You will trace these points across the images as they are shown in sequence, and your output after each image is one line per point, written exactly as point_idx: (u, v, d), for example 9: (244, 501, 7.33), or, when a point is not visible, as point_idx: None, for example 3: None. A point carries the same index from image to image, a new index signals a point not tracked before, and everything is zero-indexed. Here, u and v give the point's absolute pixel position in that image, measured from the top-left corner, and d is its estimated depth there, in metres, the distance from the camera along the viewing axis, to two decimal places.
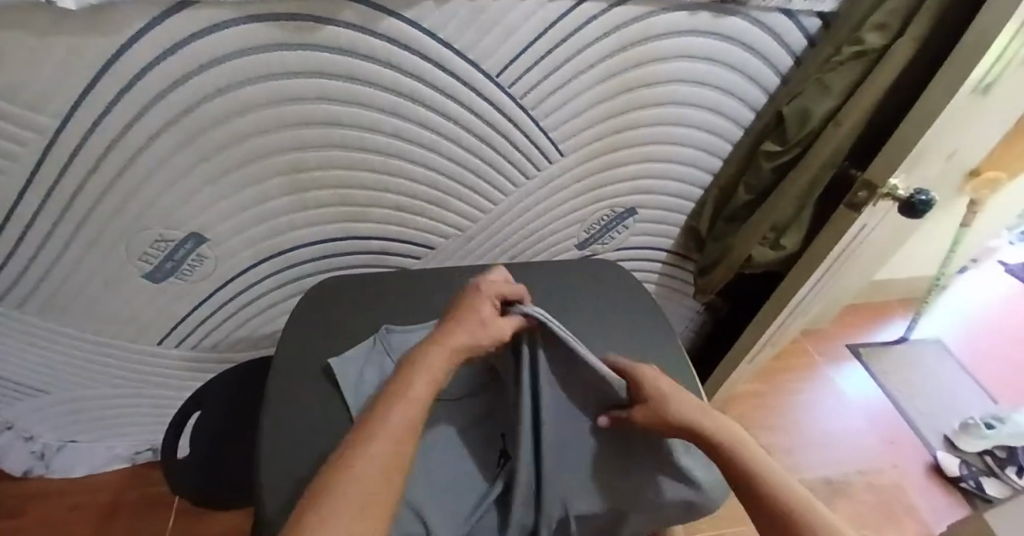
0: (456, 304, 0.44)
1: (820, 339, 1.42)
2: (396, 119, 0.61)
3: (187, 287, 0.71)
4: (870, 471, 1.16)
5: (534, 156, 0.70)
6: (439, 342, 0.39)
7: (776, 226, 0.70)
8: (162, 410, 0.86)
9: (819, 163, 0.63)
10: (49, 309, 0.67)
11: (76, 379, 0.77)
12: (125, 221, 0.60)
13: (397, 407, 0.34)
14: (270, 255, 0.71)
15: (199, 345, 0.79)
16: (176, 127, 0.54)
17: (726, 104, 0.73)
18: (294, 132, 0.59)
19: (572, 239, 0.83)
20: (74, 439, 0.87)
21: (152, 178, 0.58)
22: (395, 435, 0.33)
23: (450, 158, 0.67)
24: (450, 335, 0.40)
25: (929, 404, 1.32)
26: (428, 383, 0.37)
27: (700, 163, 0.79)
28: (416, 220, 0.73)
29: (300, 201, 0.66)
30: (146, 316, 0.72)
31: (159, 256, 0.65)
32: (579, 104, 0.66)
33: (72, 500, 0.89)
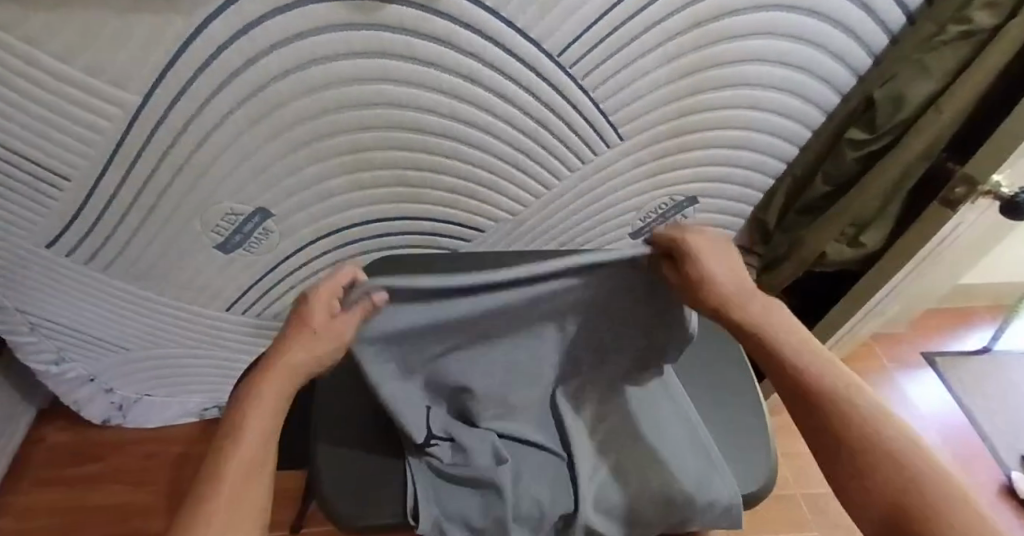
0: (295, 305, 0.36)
1: (890, 344, 1.33)
2: (455, 101, 0.61)
3: (252, 259, 0.74)
4: None
5: (593, 141, 0.68)
6: (282, 353, 0.34)
7: (856, 221, 0.65)
8: (228, 372, 0.91)
9: (913, 156, 0.58)
10: (131, 274, 0.72)
11: (153, 340, 0.83)
12: (198, 194, 0.63)
13: (244, 436, 0.30)
14: (329, 231, 0.73)
15: (263, 314, 0.83)
16: (246, 105, 0.56)
17: (808, 85, 0.68)
18: (355, 112, 0.60)
19: (628, 228, 0.81)
20: (150, 394, 0.93)
21: (223, 155, 0.60)
22: (257, 448, 0.31)
23: (507, 141, 0.66)
24: (294, 343, 0.34)
25: (1010, 420, 1.21)
26: (270, 409, 0.32)
27: (775, 150, 0.74)
28: (470, 203, 0.73)
29: (358, 180, 0.67)
30: (215, 285, 0.76)
31: (228, 229, 0.69)
32: (644, 88, 0.63)
33: (148, 450, 0.96)
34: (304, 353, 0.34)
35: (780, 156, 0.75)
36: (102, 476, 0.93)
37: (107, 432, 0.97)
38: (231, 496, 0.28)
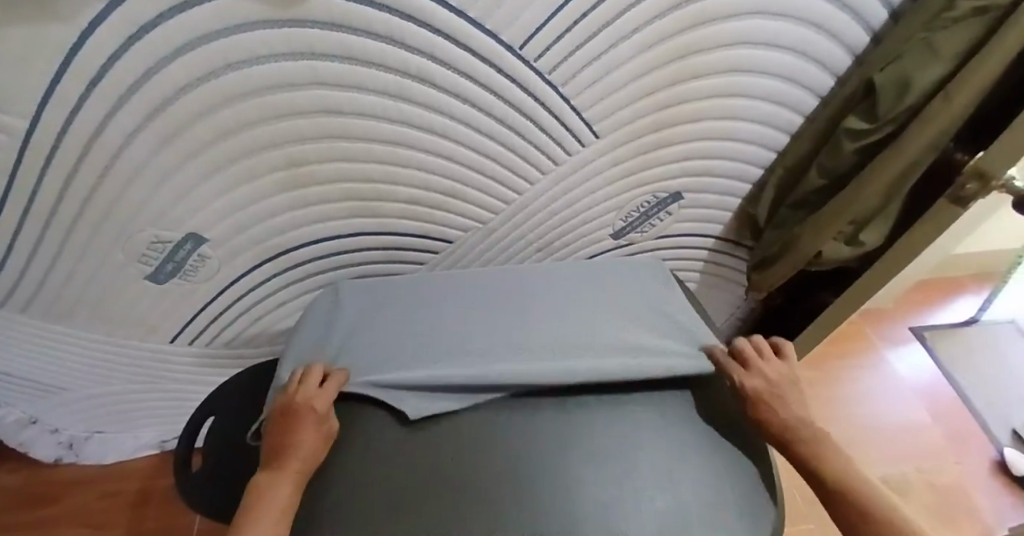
0: (285, 414, 0.43)
1: (878, 320, 1.30)
2: (404, 103, 0.53)
3: (193, 287, 0.66)
4: (929, 468, 1.07)
5: (566, 139, 0.61)
6: (298, 435, 0.42)
7: (856, 219, 0.59)
8: (183, 402, 0.84)
9: (918, 147, 0.52)
10: (53, 312, 0.64)
11: (92, 377, 0.75)
12: (117, 224, 0.55)
13: (277, 497, 0.37)
14: (277, 252, 0.65)
15: (213, 343, 0.76)
16: (158, 121, 0.47)
17: (800, 68, 0.62)
18: (288, 121, 0.51)
19: (607, 229, 0.75)
20: (100, 430, 0.86)
21: (139, 178, 0.51)
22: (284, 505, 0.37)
23: (468, 146, 0.59)
24: (299, 430, 0.42)
25: (996, 393, 1.20)
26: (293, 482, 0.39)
27: (764, 140, 0.68)
28: (433, 213, 0.66)
29: (303, 197, 0.60)
30: (154, 317, 0.68)
31: (159, 257, 0.60)
32: (620, 77, 0.56)
33: (104, 488, 0.90)
34: (311, 413, 0.43)
35: (771, 146, 0.70)
36: (53, 522, 0.86)
37: (58, 472, 0.90)
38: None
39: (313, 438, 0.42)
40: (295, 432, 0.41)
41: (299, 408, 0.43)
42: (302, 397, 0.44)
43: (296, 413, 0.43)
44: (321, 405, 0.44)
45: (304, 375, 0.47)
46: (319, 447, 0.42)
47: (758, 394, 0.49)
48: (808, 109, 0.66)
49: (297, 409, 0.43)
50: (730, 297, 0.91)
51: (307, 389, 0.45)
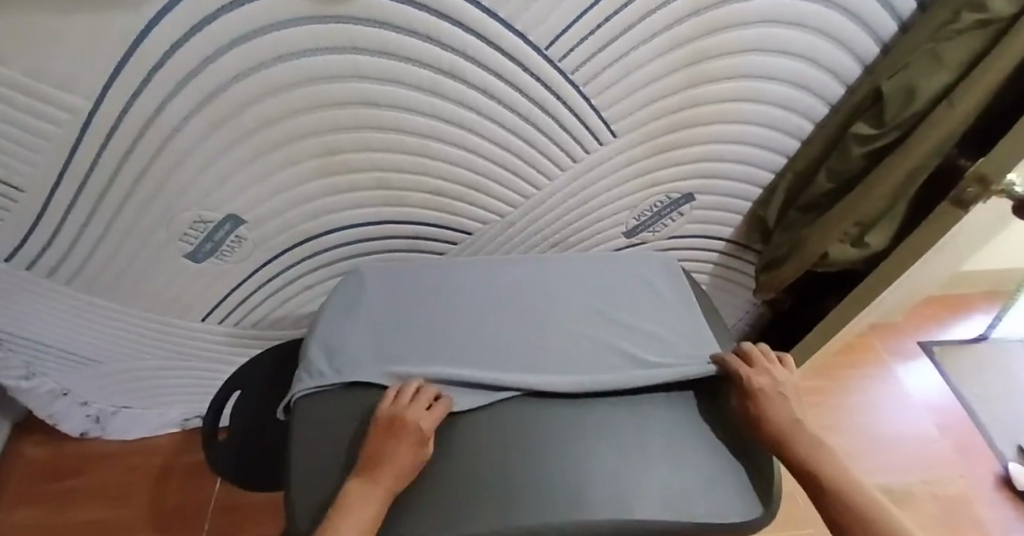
0: (384, 427, 0.43)
1: (886, 333, 1.31)
2: (435, 97, 0.56)
3: (226, 268, 0.70)
4: (935, 480, 1.08)
5: (586, 137, 0.64)
6: (387, 448, 0.42)
7: (862, 220, 0.62)
8: (207, 381, 0.88)
9: (922, 152, 0.54)
10: (96, 286, 0.68)
11: (125, 351, 0.79)
12: (162, 203, 0.59)
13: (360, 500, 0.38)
14: (307, 237, 0.69)
15: (240, 323, 0.79)
16: (211, 106, 0.51)
17: (810, 76, 0.65)
18: (328, 111, 0.55)
19: (621, 227, 0.78)
20: (127, 406, 0.90)
21: (187, 159, 0.55)
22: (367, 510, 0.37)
23: (493, 140, 0.62)
24: (391, 443, 0.42)
25: (1005, 410, 1.20)
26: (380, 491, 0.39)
27: (775, 145, 0.71)
28: (456, 205, 0.69)
29: (335, 184, 0.63)
30: (188, 295, 0.72)
31: (198, 237, 0.64)
32: (639, 79, 0.59)
33: (127, 463, 0.93)
34: (410, 430, 0.43)
35: (782, 151, 0.72)
36: (78, 493, 0.89)
37: (83, 446, 0.94)
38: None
39: (404, 454, 0.42)
40: (393, 443, 0.42)
41: (398, 422, 0.44)
42: (398, 412, 0.45)
43: (393, 427, 0.43)
44: (423, 428, 0.44)
45: (414, 395, 0.47)
46: (409, 463, 0.41)
47: (767, 392, 0.50)
48: (818, 116, 0.69)
49: (401, 426, 0.43)
50: (739, 299, 0.93)
51: (414, 408, 0.46)
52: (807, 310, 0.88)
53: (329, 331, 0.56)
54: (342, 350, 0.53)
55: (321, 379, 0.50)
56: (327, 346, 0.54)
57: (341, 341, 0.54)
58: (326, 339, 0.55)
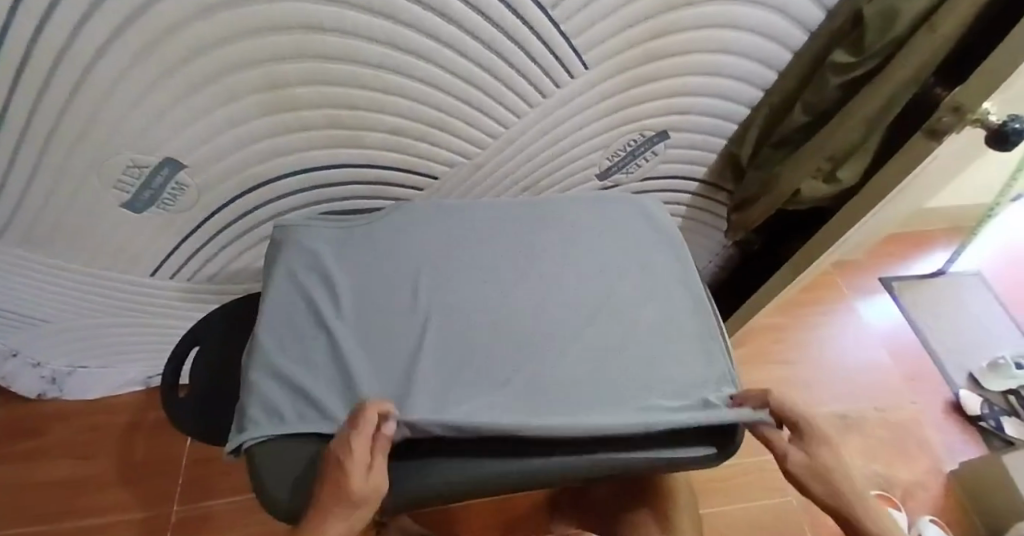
0: (328, 482, 0.35)
1: (851, 271, 1.35)
2: (388, 22, 0.51)
3: (173, 218, 0.65)
4: (888, 407, 1.13)
5: (554, 69, 0.60)
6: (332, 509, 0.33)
7: (835, 155, 0.60)
8: (167, 337, 0.85)
9: (899, 80, 0.52)
10: (28, 240, 0.62)
11: (72, 309, 0.75)
12: (92, 147, 0.53)
13: None
14: (258, 183, 0.64)
15: (195, 277, 0.75)
16: (130, 33, 0.45)
17: (790, 0, 0.61)
18: (266, 38, 0.49)
19: (593, 168, 0.75)
20: (84, 365, 0.87)
21: (112, 95, 0.49)
22: None
23: (454, 72, 0.58)
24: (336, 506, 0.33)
25: (958, 341, 1.26)
26: None
27: (751, 77, 0.68)
28: (419, 146, 0.65)
29: (283, 122, 0.58)
30: (134, 248, 0.68)
31: (135, 184, 0.59)
32: (611, 2, 0.55)
33: (90, 421, 0.91)
34: (352, 477, 0.34)
35: (757, 84, 0.69)
36: (39, 453, 0.87)
37: (43, 407, 0.91)
38: None
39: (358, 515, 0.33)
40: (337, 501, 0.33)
41: (342, 472, 0.34)
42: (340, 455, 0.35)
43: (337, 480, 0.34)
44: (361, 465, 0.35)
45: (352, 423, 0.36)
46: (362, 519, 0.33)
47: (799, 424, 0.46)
48: (796, 46, 0.66)
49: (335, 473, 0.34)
50: (711, 240, 0.93)
51: (353, 451, 0.35)
52: (777, 250, 0.89)
53: (278, 359, 0.45)
54: (303, 390, 0.43)
55: (281, 424, 0.41)
56: (280, 379, 0.44)
57: (299, 374, 0.44)
58: (278, 372, 0.44)
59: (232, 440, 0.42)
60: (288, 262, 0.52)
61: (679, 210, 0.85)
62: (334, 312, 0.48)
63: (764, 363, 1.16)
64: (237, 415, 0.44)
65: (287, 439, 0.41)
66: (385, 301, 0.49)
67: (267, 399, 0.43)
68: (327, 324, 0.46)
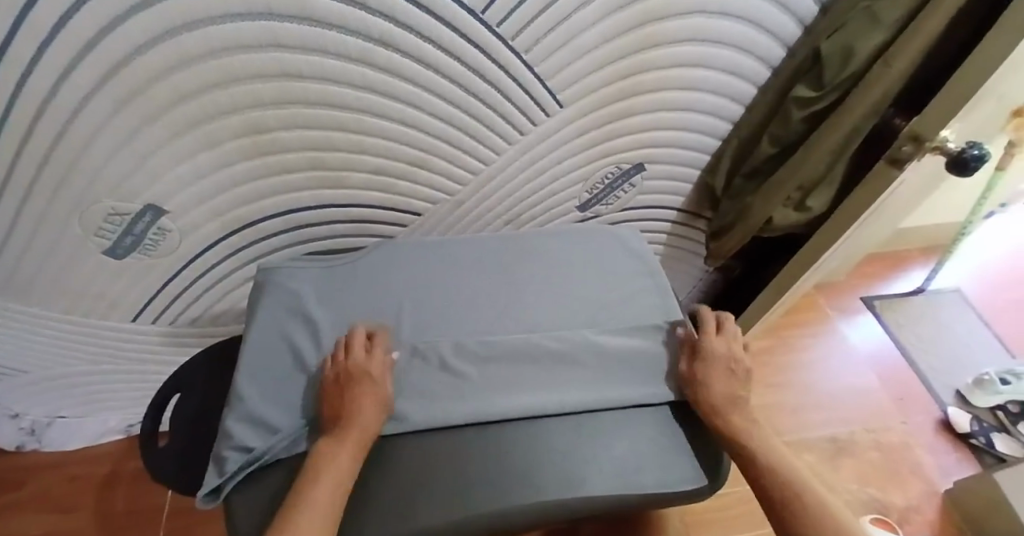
0: (338, 383, 0.46)
1: (834, 292, 1.36)
2: (366, 69, 0.53)
3: (154, 262, 0.65)
4: (878, 427, 1.14)
5: (529, 108, 0.62)
6: (348, 397, 0.45)
7: (803, 184, 0.63)
8: (149, 383, 0.83)
9: (859, 113, 0.55)
10: (7, 290, 0.62)
11: (52, 358, 0.74)
12: (74, 195, 0.54)
13: (343, 446, 0.42)
14: (241, 226, 0.65)
15: (178, 321, 0.75)
16: (110, 86, 0.46)
17: (753, 39, 0.64)
18: (247, 86, 0.51)
19: (573, 201, 0.76)
20: (63, 414, 0.85)
21: (93, 146, 0.50)
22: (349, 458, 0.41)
23: (430, 113, 0.59)
24: (351, 395, 0.45)
25: (943, 358, 1.28)
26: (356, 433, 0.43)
27: (720, 111, 0.71)
28: (401, 184, 0.66)
29: (264, 166, 0.59)
30: (115, 295, 0.67)
31: (116, 231, 0.59)
32: (582, 45, 0.57)
33: (68, 473, 0.88)
34: (363, 376, 0.46)
35: (727, 117, 0.72)
36: (13, 508, 0.84)
37: (19, 460, 0.88)
38: (335, 489, 0.39)
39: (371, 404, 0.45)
40: (352, 394, 0.45)
41: (349, 376, 0.46)
42: (346, 364, 0.47)
43: (346, 382, 0.46)
44: (373, 369, 0.47)
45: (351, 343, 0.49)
46: (373, 407, 0.45)
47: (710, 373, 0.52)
48: (761, 80, 0.69)
49: (351, 374, 0.46)
50: (693, 268, 0.94)
51: (357, 359, 0.47)
52: (757, 276, 0.90)
53: (253, 400, 0.47)
54: (277, 428, 0.46)
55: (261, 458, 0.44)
56: (253, 421, 0.46)
57: (274, 415, 0.47)
58: (252, 413, 0.46)
59: (208, 486, 0.43)
60: (268, 307, 0.52)
61: (659, 238, 0.87)
62: (312, 350, 0.50)
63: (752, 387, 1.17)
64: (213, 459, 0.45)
65: (263, 470, 0.45)
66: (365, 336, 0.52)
67: (243, 443, 0.45)
68: (305, 364, 0.49)
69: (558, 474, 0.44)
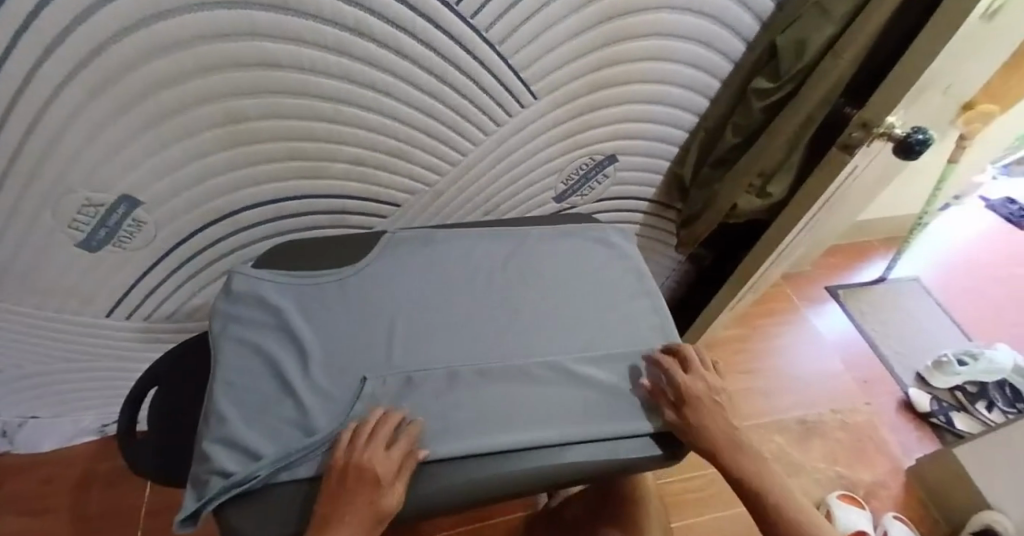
0: (342, 472, 0.38)
1: (802, 283, 1.42)
2: (344, 59, 0.54)
3: (130, 254, 0.65)
4: (845, 409, 1.18)
5: (504, 98, 0.64)
6: (350, 488, 0.36)
7: (764, 170, 0.66)
8: (124, 380, 0.82)
9: (811, 102, 0.58)
10: None
11: (22, 356, 0.72)
12: (44, 188, 0.53)
13: None
14: (218, 217, 0.65)
15: (155, 315, 0.74)
16: (85, 75, 0.46)
17: (716, 34, 0.67)
18: (224, 75, 0.51)
19: (549, 192, 0.79)
20: (34, 415, 0.83)
21: (67, 136, 0.50)
22: None
23: (407, 103, 0.61)
24: (355, 485, 0.36)
25: (904, 343, 1.34)
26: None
27: (688, 103, 0.74)
28: (380, 175, 0.67)
29: (242, 156, 0.60)
30: (88, 289, 0.67)
31: (90, 222, 0.59)
32: (554, 38, 0.59)
33: (39, 476, 0.86)
34: (369, 468, 0.37)
35: (694, 110, 0.75)
36: None
37: None
38: None
39: (370, 499, 0.36)
40: (355, 489, 0.36)
41: (357, 465, 0.38)
42: (358, 452, 0.39)
43: (352, 471, 0.37)
44: (386, 474, 0.38)
45: (373, 429, 0.41)
46: (373, 505, 0.36)
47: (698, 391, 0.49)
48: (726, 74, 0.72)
49: (362, 468, 0.37)
50: (666, 257, 0.97)
51: (373, 449, 0.39)
52: (725, 263, 0.94)
53: (233, 421, 0.43)
54: (259, 454, 0.41)
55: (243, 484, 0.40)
56: (232, 445, 0.42)
57: (256, 439, 0.42)
58: (232, 436, 0.42)
59: (186, 509, 0.40)
60: (243, 320, 0.49)
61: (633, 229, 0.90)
62: (296, 369, 0.47)
63: (725, 373, 1.20)
64: (192, 482, 0.41)
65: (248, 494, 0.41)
66: (352, 356, 0.48)
67: (222, 468, 0.40)
68: (291, 388, 0.45)
69: (534, 449, 0.45)
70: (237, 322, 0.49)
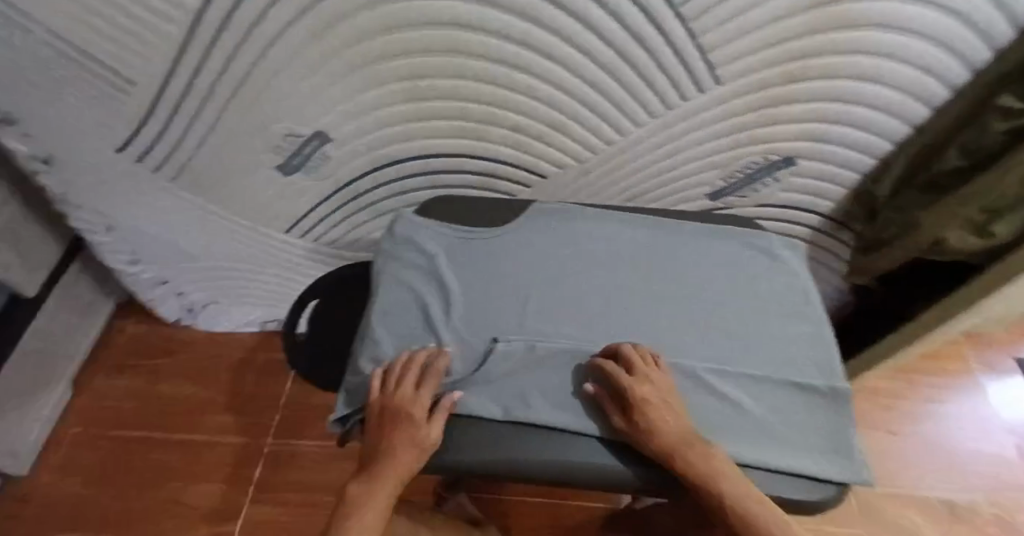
0: (378, 414, 0.41)
1: (986, 345, 1.19)
2: (527, 25, 0.54)
3: (312, 184, 0.73)
4: (1012, 505, 0.99)
5: (682, 81, 0.60)
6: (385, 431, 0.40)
7: (991, 205, 0.56)
8: (285, 290, 0.94)
9: None
10: (195, 187, 0.73)
11: (216, 252, 0.86)
12: (259, 113, 0.61)
13: (375, 488, 0.38)
14: (388, 163, 0.70)
15: (321, 239, 0.83)
16: (308, 19, 0.51)
17: (956, 34, 0.56)
18: (416, 32, 0.54)
19: (706, 187, 0.74)
20: (215, 302, 0.98)
21: (285, 71, 0.56)
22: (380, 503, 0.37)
23: (580, 77, 0.59)
24: (392, 428, 0.40)
25: None
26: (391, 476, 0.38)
27: (898, 111, 0.64)
28: (535, 145, 0.68)
29: (415, 110, 0.63)
30: (275, 206, 0.77)
31: (288, 150, 0.67)
32: (754, 22, 0.53)
33: (211, 353, 1.03)
34: (403, 413, 0.40)
35: (904, 119, 0.65)
36: (167, 371, 1.00)
37: (177, 333, 1.04)
38: None
39: (407, 439, 0.39)
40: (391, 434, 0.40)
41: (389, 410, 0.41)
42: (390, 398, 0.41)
43: (387, 417, 0.41)
44: (416, 410, 0.41)
45: (409, 369, 0.44)
46: (409, 446, 0.39)
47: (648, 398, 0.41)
48: (956, 82, 0.60)
49: (396, 412, 0.40)
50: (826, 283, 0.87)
51: (401, 392, 0.41)
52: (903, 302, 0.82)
53: (384, 347, 0.47)
54: None
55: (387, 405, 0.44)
56: (382, 367, 0.46)
57: None
58: (381, 358, 0.46)
59: (339, 412, 0.46)
60: (400, 262, 0.53)
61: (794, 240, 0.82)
62: (439, 313, 0.49)
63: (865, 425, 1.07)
64: (345, 391, 0.47)
65: None
66: (490, 315, 0.50)
67: (372, 385, 0.45)
68: (435, 327, 0.48)
69: None
70: (395, 261, 0.53)
